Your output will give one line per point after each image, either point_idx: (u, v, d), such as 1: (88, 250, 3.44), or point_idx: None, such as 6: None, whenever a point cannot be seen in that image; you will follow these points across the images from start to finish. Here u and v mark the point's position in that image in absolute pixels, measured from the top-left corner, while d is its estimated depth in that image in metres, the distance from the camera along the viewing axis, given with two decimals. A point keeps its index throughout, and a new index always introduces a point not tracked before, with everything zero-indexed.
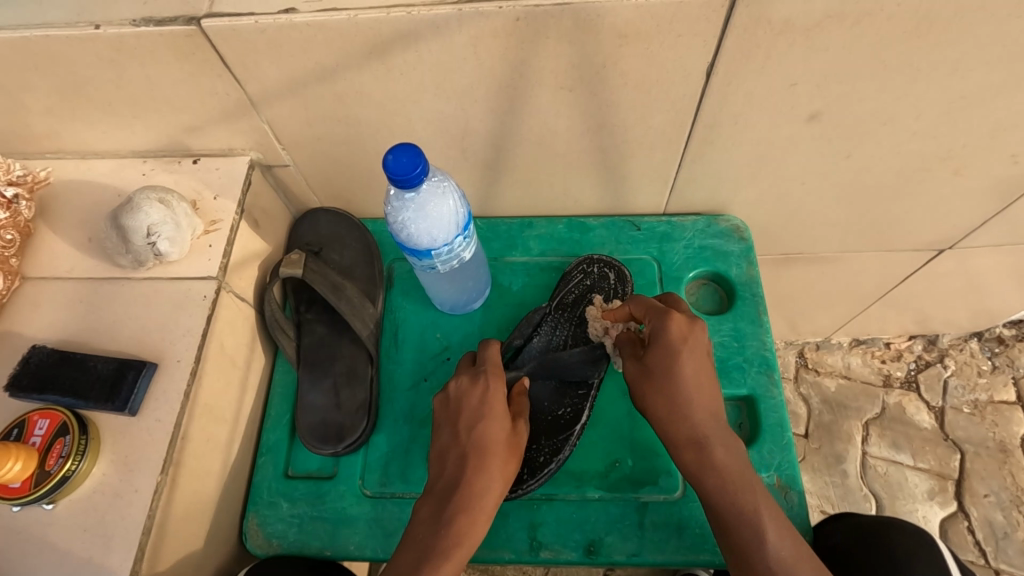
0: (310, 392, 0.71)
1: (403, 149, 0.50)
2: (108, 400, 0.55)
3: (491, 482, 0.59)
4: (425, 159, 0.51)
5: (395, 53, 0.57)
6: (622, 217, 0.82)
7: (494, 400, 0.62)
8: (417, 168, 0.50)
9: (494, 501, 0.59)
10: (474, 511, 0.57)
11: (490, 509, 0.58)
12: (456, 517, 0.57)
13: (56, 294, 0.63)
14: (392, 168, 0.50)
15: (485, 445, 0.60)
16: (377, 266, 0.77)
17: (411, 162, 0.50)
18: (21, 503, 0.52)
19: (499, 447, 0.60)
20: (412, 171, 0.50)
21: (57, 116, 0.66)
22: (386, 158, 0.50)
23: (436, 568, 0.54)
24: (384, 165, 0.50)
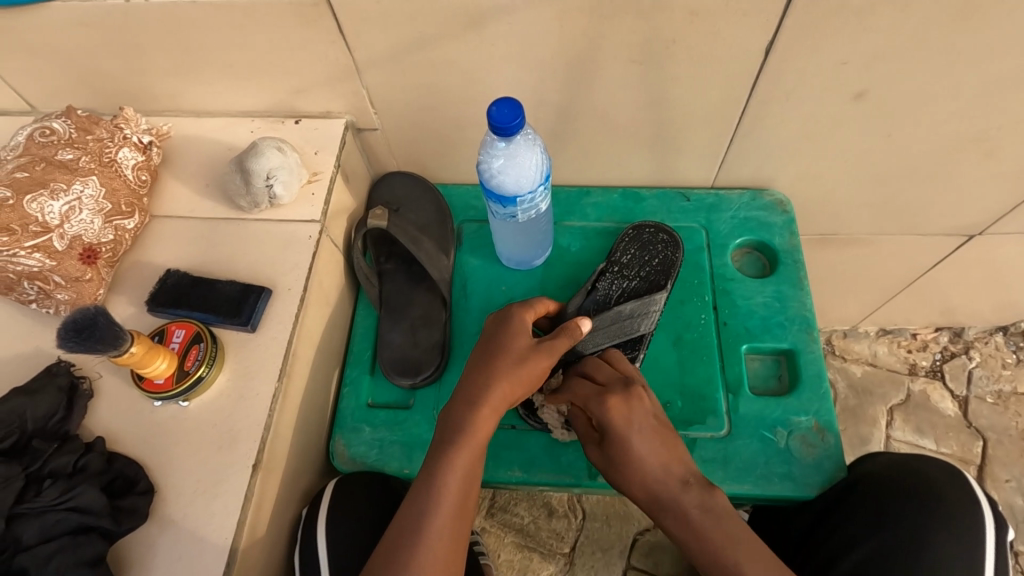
0: (390, 331, 0.79)
1: (506, 102, 0.58)
2: (233, 316, 0.63)
3: (487, 384, 0.61)
4: (523, 112, 0.58)
5: (491, 24, 0.65)
6: (673, 189, 0.89)
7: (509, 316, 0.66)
8: (517, 119, 0.57)
9: (500, 396, 0.61)
10: (475, 404, 0.60)
11: (494, 404, 0.60)
12: (463, 420, 0.60)
13: (181, 230, 0.71)
14: (495, 117, 0.57)
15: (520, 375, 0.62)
16: (449, 226, 0.85)
17: (512, 113, 0.57)
18: (162, 399, 0.59)
19: (506, 353, 0.63)
20: (512, 120, 0.57)
21: (184, 76, 0.74)
22: (491, 108, 0.57)
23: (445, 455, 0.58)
24: (489, 114, 0.57)
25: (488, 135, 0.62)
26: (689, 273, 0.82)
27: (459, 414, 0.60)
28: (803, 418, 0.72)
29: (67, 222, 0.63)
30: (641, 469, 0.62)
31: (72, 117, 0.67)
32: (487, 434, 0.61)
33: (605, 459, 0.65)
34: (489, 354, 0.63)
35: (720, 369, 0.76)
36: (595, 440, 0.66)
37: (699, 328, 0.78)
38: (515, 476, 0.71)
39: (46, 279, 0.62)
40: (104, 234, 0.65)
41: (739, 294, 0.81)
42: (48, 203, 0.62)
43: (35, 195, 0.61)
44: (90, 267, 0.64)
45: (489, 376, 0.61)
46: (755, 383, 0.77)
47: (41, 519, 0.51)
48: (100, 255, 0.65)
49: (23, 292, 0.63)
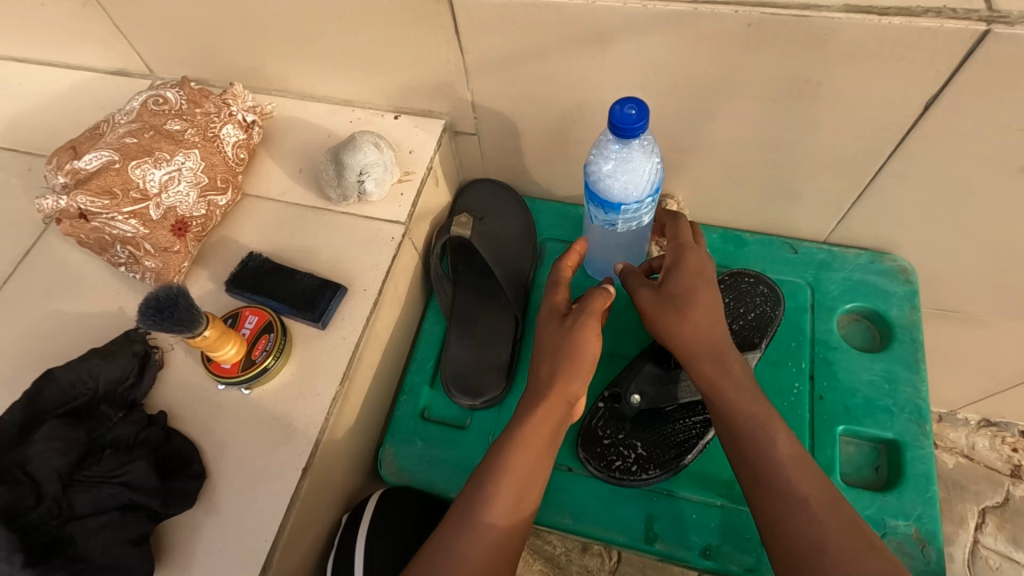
0: (456, 344, 0.76)
1: (632, 102, 0.54)
2: (307, 310, 0.61)
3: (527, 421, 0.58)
4: (649, 114, 0.54)
5: (617, 42, 0.60)
6: (780, 237, 0.82)
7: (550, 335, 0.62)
8: (641, 121, 0.54)
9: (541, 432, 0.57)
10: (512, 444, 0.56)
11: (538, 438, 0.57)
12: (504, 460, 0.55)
13: (269, 212, 0.71)
14: (617, 117, 0.54)
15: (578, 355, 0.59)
16: (531, 242, 0.81)
17: (637, 114, 0.54)
18: (226, 383, 0.59)
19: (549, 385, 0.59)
20: (634, 122, 0.54)
21: (295, 59, 0.74)
22: (614, 106, 0.54)
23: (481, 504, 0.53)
24: (611, 112, 0.54)
25: (604, 135, 0.59)
26: (787, 334, 0.74)
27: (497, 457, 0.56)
28: (902, 523, 0.63)
29: (165, 192, 0.63)
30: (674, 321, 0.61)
31: (184, 89, 0.67)
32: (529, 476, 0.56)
33: (663, 297, 0.62)
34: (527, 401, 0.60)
35: (809, 448, 0.68)
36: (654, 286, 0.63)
37: (791, 398, 0.70)
38: (565, 523, 0.67)
39: (137, 246, 0.63)
40: (197, 208, 0.65)
41: (842, 367, 0.72)
42: (150, 171, 0.62)
43: (139, 162, 0.61)
44: (179, 239, 0.64)
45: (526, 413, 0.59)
46: (848, 471, 0.68)
47: (96, 490, 0.50)
48: (190, 229, 0.65)
49: (114, 254, 0.64)
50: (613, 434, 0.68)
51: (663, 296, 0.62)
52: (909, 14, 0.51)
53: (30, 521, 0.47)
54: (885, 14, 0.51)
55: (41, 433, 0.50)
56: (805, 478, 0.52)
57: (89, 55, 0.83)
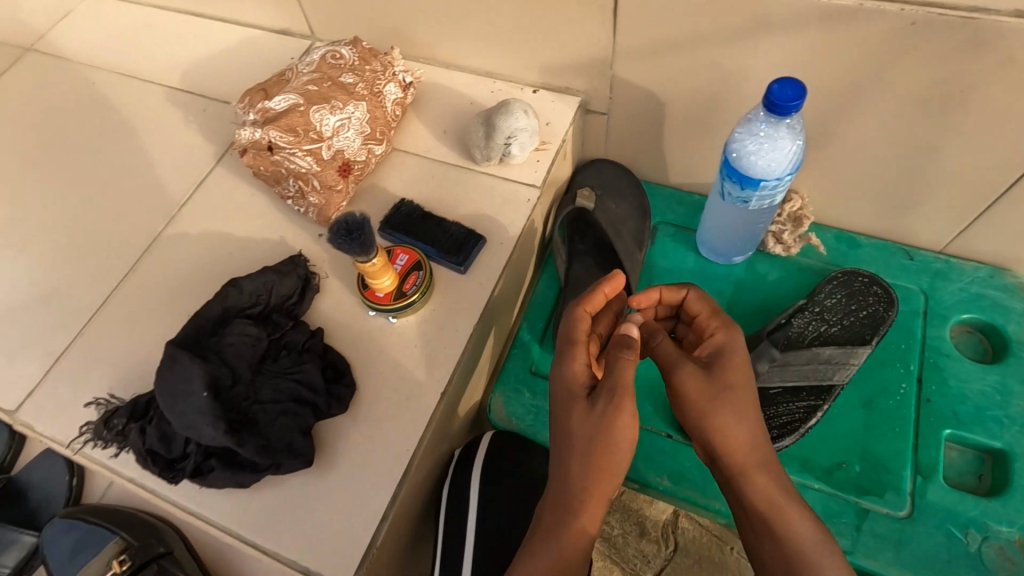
0: (568, 308, 0.80)
1: (790, 82, 0.57)
2: (452, 255, 0.67)
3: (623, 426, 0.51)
4: (807, 94, 0.57)
5: (773, 33, 0.63)
6: (895, 244, 0.82)
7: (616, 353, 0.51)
8: (797, 100, 0.56)
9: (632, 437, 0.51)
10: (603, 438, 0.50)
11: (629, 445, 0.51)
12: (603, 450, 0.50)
13: (416, 166, 0.77)
14: (775, 95, 0.57)
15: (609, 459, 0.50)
16: (646, 222, 0.85)
17: (795, 93, 0.56)
18: (377, 310, 0.65)
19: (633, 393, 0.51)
20: (792, 100, 0.56)
21: (452, 30, 0.80)
22: (772, 86, 0.57)
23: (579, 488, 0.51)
24: (768, 91, 0.57)
25: (752, 113, 0.62)
26: (897, 336, 0.75)
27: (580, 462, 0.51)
28: (1006, 529, 0.64)
29: (336, 136, 0.70)
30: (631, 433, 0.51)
31: (357, 47, 0.74)
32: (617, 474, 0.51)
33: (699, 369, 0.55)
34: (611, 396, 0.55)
35: (913, 447, 0.69)
36: (685, 355, 0.56)
37: (897, 397, 0.71)
38: (663, 485, 0.70)
39: (306, 181, 0.70)
40: (360, 153, 0.72)
41: (953, 374, 0.72)
42: (327, 116, 0.69)
43: (319, 107, 0.69)
44: (342, 180, 0.72)
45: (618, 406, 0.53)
46: (949, 474, 0.69)
47: (276, 383, 0.59)
48: (352, 171, 0.72)
49: (285, 188, 0.72)
50: None
51: (711, 380, 0.53)
52: None
53: (229, 397, 0.57)
54: None
55: (234, 328, 0.60)
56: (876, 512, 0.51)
57: (259, 14, 0.92)
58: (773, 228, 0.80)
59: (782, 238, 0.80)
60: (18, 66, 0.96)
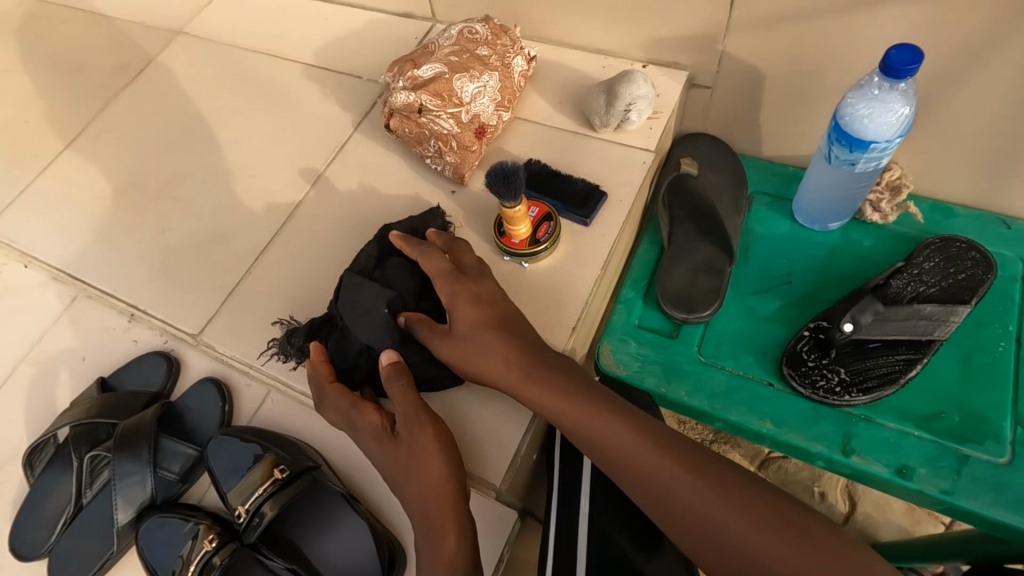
0: (671, 267, 0.87)
1: (907, 47, 0.62)
2: (578, 208, 0.75)
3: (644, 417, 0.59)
4: (922, 58, 0.62)
5: (887, 5, 0.69)
6: (990, 214, 0.86)
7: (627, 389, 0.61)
8: (913, 63, 0.62)
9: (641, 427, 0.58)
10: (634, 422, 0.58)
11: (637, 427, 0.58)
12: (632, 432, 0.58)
13: (537, 133, 0.85)
14: (892, 60, 0.62)
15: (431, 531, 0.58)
16: (744, 191, 0.91)
17: (911, 57, 0.62)
18: (512, 255, 0.73)
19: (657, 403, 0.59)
20: (908, 64, 0.62)
21: (570, 10, 0.88)
22: (890, 51, 0.62)
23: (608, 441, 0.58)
24: (886, 56, 0.62)
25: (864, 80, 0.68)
26: (995, 299, 0.79)
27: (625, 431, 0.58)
28: None
29: (474, 102, 0.78)
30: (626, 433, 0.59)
31: (489, 24, 0.82)
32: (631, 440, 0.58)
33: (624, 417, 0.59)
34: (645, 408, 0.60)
35: (1012, 400, 0.72)
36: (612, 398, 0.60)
37: (995, 354, 0.75)
38: (765, 427, 0.76)
39: (446, 141, 0.78)
40: (492, 118, 0.80)
41: None
42: (467, 84, 0.78)
43: (461, 75, 0.77)
44: (477, 141, 0.80)
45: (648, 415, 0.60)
46: None
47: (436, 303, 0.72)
48: (485, 134, 0.80)
49: (426, 148, 0.80)
50: (818, 359, 0.77)
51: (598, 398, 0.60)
52: None
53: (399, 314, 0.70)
54: None
55: (394, 261, 0.72)
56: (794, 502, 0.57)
57: None
58: (869, 197, 0.84)
59: (878, 207, 0.85)
60: (173, 48, 1.09)
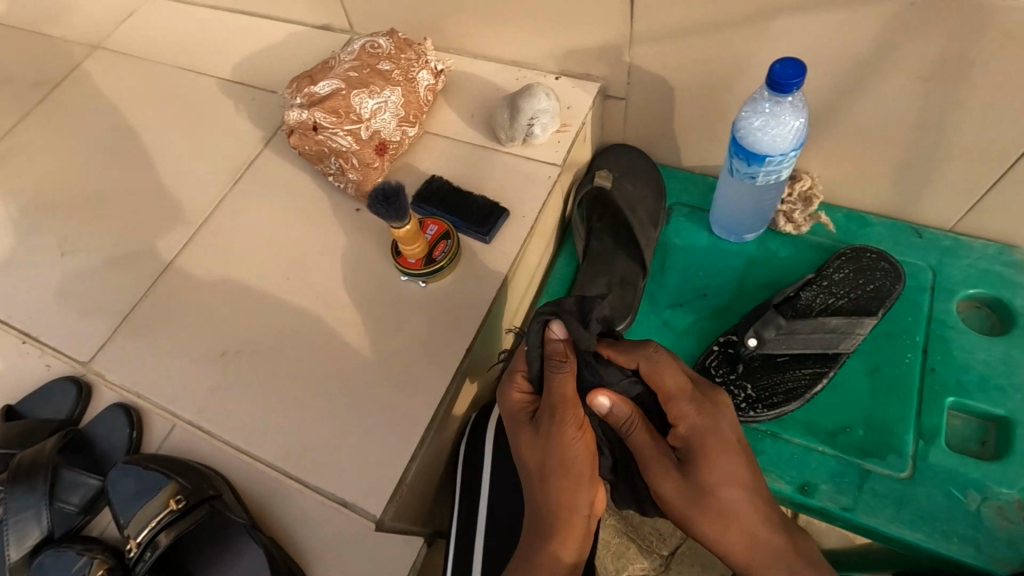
0: (586, 282, 0.85)
1: (791, 61, 0.62)
2: (477, 226, 0.73)
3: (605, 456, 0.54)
4: (805, 71, 0.61)
5: (780, 17, 0.67)
6: (906, 223, 0.85)
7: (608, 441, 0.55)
8: (797, 77, 0.61)
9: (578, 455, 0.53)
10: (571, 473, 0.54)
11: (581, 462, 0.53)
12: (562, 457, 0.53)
13: (446, 148, 0.84)
14: (777, 73, 0.62)
15: (576, 473, 0.53)
16: (663, 202, 0.89)
17: (794, 71, 0.61)
18: (409, 275, 0.72)
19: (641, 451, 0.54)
20: (792, 78, 0.61)
21: (480, 22, 0.86)
22: (775, 64, 0.61)
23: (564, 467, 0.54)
24: (771, 70, 0.62)
25: (757, 93, 0.67)
26: (904, 310, 0.78)
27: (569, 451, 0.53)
28: (1006, 490, 0.66)
29: (374, 118, 0.77)
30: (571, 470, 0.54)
31: (393, 38, 0.81)
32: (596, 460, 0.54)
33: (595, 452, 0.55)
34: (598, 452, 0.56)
35: (917, 413, 0.72)
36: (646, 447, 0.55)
37: (902, 366, 0.74)
38: None
39: (347, 159, 0.77)
40: (395, 134, 0.79)
41: (957, 345, 0.75)
42: (366, 100, 0.76)
43: (359, 91, 0.75)
44: (379, 158, 0.78)
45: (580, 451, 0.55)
46: (952, 440, 0.72)
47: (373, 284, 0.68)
48: (388, 150, 0.79)
49: (328, 164, 0.78)
50: (726, 375, 0.76)
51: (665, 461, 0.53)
52: None
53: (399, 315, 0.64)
54: None
55: None
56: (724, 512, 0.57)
57: (303, 11, 1.00)
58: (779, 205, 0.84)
59: (792, 217, 0.84)
60: (90, 62, 1.06)
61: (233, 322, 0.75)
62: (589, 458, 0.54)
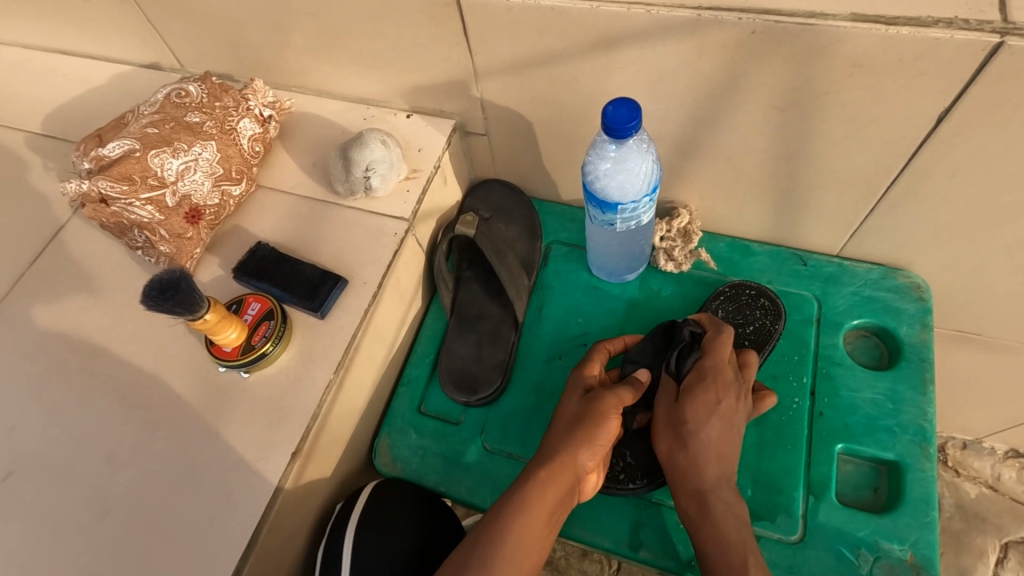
0: (456, 341, 0.77)
1: (624, 102, 0.55)
2: (307, 299, 0.64)
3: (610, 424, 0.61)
4: (642, 114, 0.55)
5: (621, 49, 0.60)
6: (789, 249, 0.80)
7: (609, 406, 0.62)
8: (634, 121, 0.54)
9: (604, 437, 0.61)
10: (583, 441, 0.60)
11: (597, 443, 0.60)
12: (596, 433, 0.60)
13: (280, 204, 0.74)
14: (610, 117, 0.54)
15: (587, 444, 0.60)
16: (537, 245, 0.82)
17: (629, 115, 0.54)
18: (227, 366, 0.62)
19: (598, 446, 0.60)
20: (628, 122, 0.54)
21: (315, 58, 0.76)
22: (606, 108, 0.54)
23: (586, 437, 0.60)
24: (604, 113, 0.55)
25: (600, 135, 0.60)
26: (790, 348, 0.73)
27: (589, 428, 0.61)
28: (896, 547, 0.62)
29: (180, 180, 0.66)
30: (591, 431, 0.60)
31: (206, 83, 0.70)
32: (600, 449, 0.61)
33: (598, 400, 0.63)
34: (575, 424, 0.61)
35: (806, 464, 0.67)
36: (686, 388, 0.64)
37: (788, 412, 0.69)
38: None
39: (152, 231, 0.66)
40: (210, 197, 0.68)
41: (844, 384, 0.70)
42: (168, 160, 0.65)
43: (158, 151, 0.65)
44: (192, 226, 0.68)
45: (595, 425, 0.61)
46: (845, 490, 0.67)
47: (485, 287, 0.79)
48: (202, 216, 0.68)
49: (132, 238, 0.68)
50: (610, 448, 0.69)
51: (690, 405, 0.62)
52: (919, 23, 0.49)
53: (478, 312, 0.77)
54: (894, 23, 0.50)
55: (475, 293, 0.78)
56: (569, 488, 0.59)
57: (125, 49, 0.88)
58: (654, 240, 0.78)
59: (672, 255, 0.78)
60: None
61: (23, 434, 0.63)
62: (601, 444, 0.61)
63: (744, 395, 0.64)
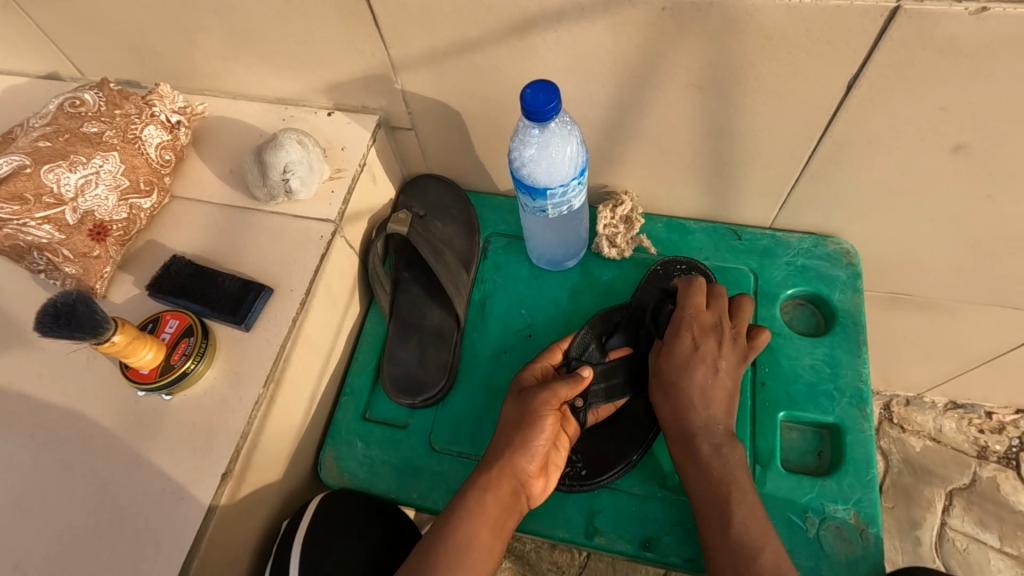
0: (398, 346, 0.75)
1: (542, 85, 0.54)
2: (229, 313, 0.61)
3: (545, 429, 0.62)
4: (560, 96, 0.54)
5: (536, 32, 0.59)
6: (724, 224, 0.81)
7: (541, 408, 0.62)
8: (552, 103, 0.53)
9: (546, 434, 0.62)
10: (521, 443, 0.60)
11: (539, 443, 0.61)
12: (533, 434, 0.61)
13: (197, 214, 0.70)
14: (528, 101, 0.53)
15: (529, 441, 0.61)
16: (476, 240, 0.80)
17: (547, 97, 0.53)
18: (147, 390, 0.58)
19: (540, 446, 0.61)
20: (547, 104, 0.53)
21: (223, 59, 0.72)
22: (525, 91, 0.53)
23: (525, 437, 0.61)
24: (522, 97, 0.53)
25: (522, 121, 0.59)
26: None
27: (528, 428, 0.61)
28: (841, 508, 0.63)
29: (81, 196, 0.62)
30: (529, 433, 0.61)
31: (103, 91, 0.66)
32: (544, 445, 0.62)
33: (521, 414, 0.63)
34: (515, 427, 0.62)
35: (752, 436, 0.68)
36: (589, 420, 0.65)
37: None
38: None
39: (53, 252, 0.62)
40: (117, 212, 0.64)
41: (785, 353, 0.72)
42: (65, 175, 0.61)
43: (52, 166, 0.60)
44: (98, 244, 0.63)
45: (533, 426, 0.61)
46: (791, 458, 0.68)
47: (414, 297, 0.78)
48: (110, 233, 0.64)
49: (33, 261, 0.63)
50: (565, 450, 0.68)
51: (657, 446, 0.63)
52: None
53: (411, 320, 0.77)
54: None
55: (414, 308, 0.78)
56: (509, 501, 0.60)
57: (18, 57, 0.81)
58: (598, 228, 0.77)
59: (614, 241, 0.77)
60: None
61: None
62: (545, 445, 0.62)
63: (703, 400, 0.63)
